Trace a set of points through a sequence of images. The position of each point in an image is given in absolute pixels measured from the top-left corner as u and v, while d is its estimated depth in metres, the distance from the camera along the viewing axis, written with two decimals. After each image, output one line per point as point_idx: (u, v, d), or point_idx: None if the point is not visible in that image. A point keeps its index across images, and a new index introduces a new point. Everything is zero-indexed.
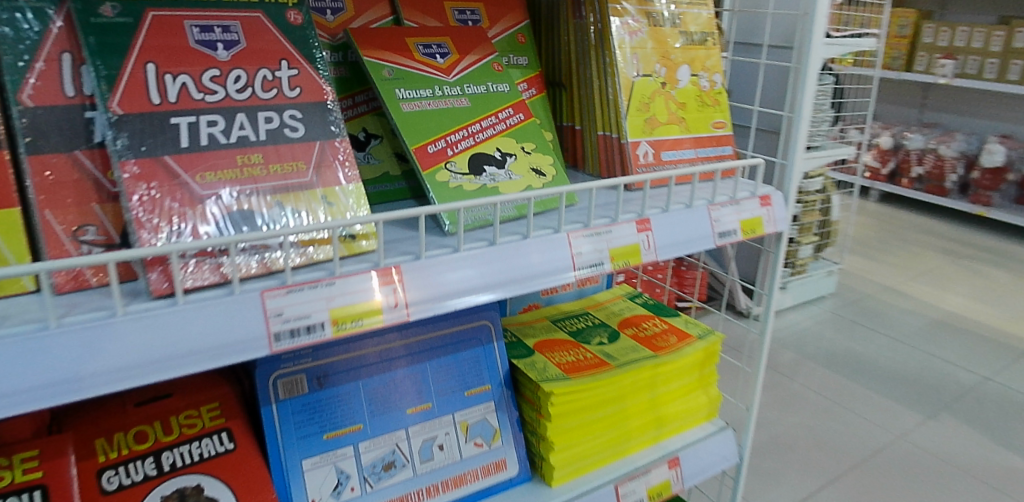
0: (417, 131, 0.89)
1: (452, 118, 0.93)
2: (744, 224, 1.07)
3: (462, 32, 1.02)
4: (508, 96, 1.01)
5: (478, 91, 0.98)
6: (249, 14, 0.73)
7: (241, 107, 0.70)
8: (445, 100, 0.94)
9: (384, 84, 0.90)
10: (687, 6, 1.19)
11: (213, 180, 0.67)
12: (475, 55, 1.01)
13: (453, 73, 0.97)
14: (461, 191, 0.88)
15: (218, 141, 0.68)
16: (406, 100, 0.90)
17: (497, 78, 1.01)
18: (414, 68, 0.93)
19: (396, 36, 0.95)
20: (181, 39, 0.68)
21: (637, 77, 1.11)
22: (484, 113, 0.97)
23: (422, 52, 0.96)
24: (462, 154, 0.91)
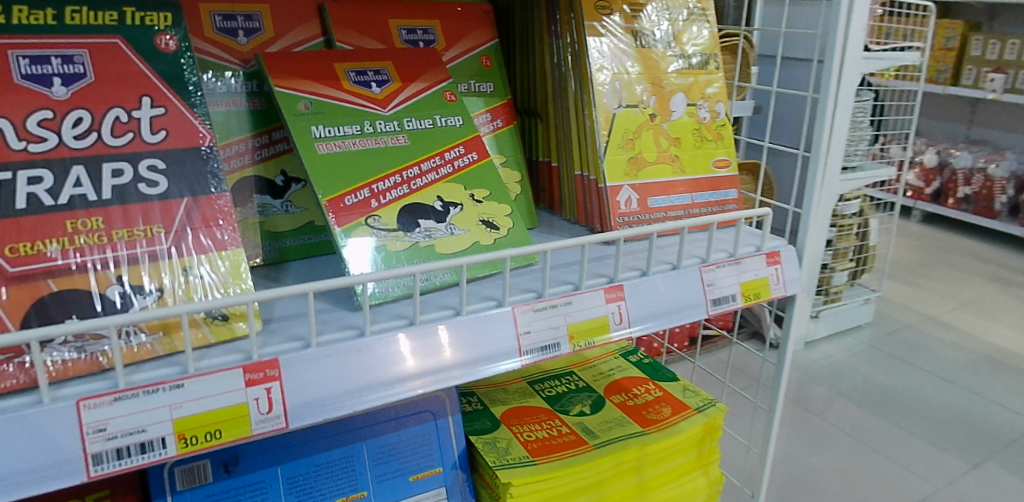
0: (334, 179, 0.73)
1: (382, 161, 0.77)
2: (745, 287, 0.92)
3: (410, 56, 0.86)
4: (461, 132, 0.85)
5: (421, 126, 0.82)
6: (103, 40, 0.58)
7: (80, 159, 0.55)
8: (375, 138, 0.78)
9: (296, 121, 0.74)
10: (683, 24, 1.02)
11: (28, 253, 0.52)
12: (423, 83, 0.85)
13: (391, 105, 0.82)
14: (385, 251, 0.72)
15: (41, 203, 0.53)
16: (323, 139, 0.75)
17: (448, 110, 0.85)
18: (338, 101, 0.78)
19: (321, 61, 0.79)
20: (0, 73, 0.54)
21: (619, 108, 0.94)
22: (426, 155, 0.81)
23: (354, 81, 0.80)
24: (390, 207, 0.76)
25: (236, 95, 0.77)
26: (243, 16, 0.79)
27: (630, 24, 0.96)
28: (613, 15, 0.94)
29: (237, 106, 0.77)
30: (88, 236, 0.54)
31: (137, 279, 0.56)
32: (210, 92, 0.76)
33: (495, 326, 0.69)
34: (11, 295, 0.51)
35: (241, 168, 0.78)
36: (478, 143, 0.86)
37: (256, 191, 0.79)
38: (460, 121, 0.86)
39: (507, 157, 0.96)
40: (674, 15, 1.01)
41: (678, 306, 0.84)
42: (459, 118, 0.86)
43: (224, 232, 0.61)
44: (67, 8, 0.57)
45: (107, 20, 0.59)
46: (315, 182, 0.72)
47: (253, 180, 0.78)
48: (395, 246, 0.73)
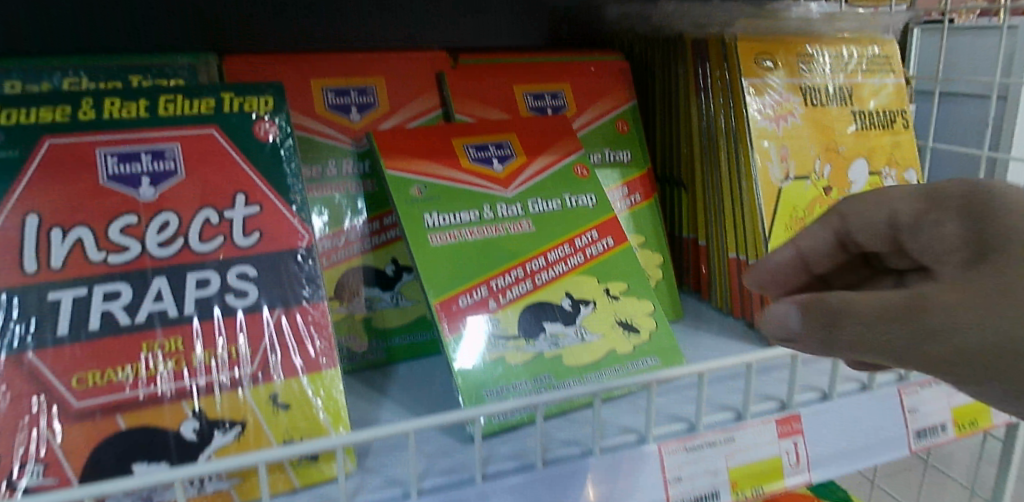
0: (447, 276, 0.62)
1: (503, 251, 0.65)
2: (959, 415, 0.71)
3: (536, 126, 0.76)
4: (595, 214, 0.72)
5: (547, 208, 0.70)
6: (197, 130, 0.53)
7: (163, 269, 0.48)
8: (496, 225, 0.67)
9: (406, 209, 0.64)
10: (862, 75, 0.84)
11: (96, 384, 0.45)
12: (549, 156, 0.74)
13: (514, 184, 0.70)
14: (504, 365, 0.60)
15: (118, 323, 0.46)
16: (434, 231, 0.64)
17: (579, 187, 0.73)
18: (455, 182, 0.68)
19: (437, 136, 0.70)
20: (87, 175, 0.49)
21: (786, 181, 0.77)
22: (553, 242, 0.68)
23: (473, 157, 0.70)
24: (512, 308, 0.63)
25: (347, 177, 0.70)
26: (356, 90, 0.72)
27: (796, 79, 0.79)
28: (777, 70, 0.78)
29: (347, 189, 0.70)
30: (164, 361, 0.47)
31: (216, 412, 0.47)
32: (321, 175, 0.69)
33: (641, 469, 0.54)
34: (73, 436, 0.43)
35: (349, 257, 0.69)
36: (616, 226, 0.72)
37: (364, 282, 0.70)
38: (596, 198, 0.73)
39: (646, 239, 0.81)
40: (849, 65, 0.83)
41: (874, 438, 0.65)
42: (598, 196, 0.73)
43: (318, 350, 0.51)
44: (162, 97, 0.53)
45: (204, 107, 0.53)
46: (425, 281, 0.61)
47: (362, 271, 0.70)
48: (515, 358, 0.60)
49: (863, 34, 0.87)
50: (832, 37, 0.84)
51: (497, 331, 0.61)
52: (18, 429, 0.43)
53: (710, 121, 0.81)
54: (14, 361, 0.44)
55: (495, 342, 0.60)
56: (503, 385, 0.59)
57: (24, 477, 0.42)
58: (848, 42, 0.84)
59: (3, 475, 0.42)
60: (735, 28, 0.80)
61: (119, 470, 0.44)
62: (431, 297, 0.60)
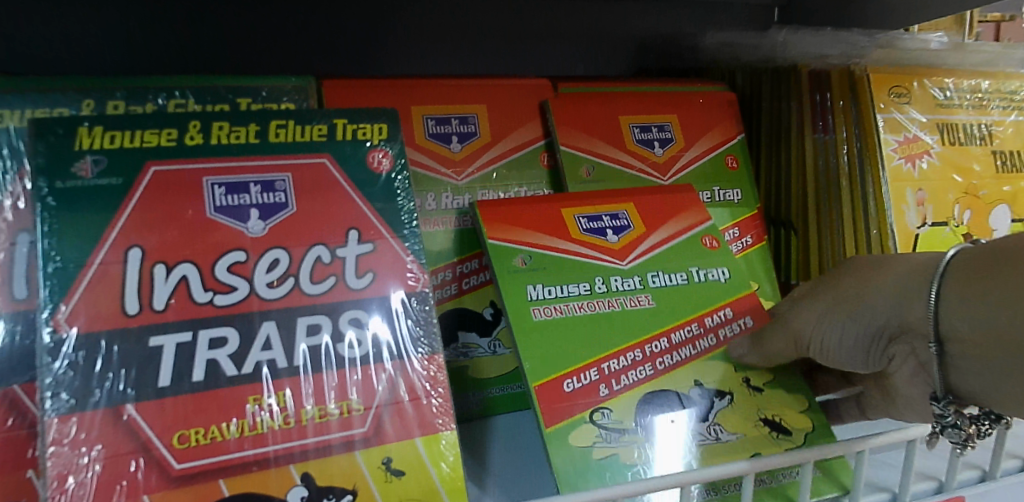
0: (552, 357, 0.53)
1: (618, 331, 0.56)
2: None
3: (657, 193, 0.66)
4: (728, 292, 0.62)
5: (670, 283, 0.60)
6: (310, 160, 0.48)
7: (271, 313, 0.43)
8: (610, 300, 0.57)
9: (506, 277, 0.55)
10: (1000, 113, 0.76)
11: (197, 444, 0.40)
12: (672, 227, 0.64)
13: (632, 254, 0.60)
14: (616, 466, 0.50)
15: (222, 373, 0.41)
16: (535, 306, 0.55)
17: (709, 261, 0.63)
18: (564, 252, 0.58)
19: (546, 205, 0.61)
20: (193, 206, 0.44)
21: (923, 227, 0.70)
22: (677, 322, 0.58)
23: (585, 226, 0.60)
24: (627, 396, 0.53)
25: (445, 212, 0.65)
26: (458, 118, 0.67)
27: (933, 115, 0.73)
28: (911, 105, 0.72)
29: (445, 225, 0.64)
30: (275, 418, 0.42)
31: (328, 478, 0.42)
32: (419, 209, 0.63)
33: None
34: None
35: (444, 300, 0.63)
36: (755, 306, 0.62)
37: (459, 327, 0.64)
38: (729, 274, 0.63)
39: (762, 286, 0.72)
40: (984, 100, 0.76)
41: None
42: (732, 273, 0.63)
43: (436, 408, 0.46)
44: (273, 122, 0.48)
45: (316, 135, 0.48)
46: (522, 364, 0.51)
47: (457, 314, 0.64)
48: (629, 458, 0.51)
49: (997, 67, 0.79)
50: (968, 69, 0.77)
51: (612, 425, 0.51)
52: (113, 495, 0.37)
53: (829, 161, 0.72)
54: (111, 416, 0.39)
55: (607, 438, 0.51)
56: (628, 496, 0.49)
57: None
58: (984, 76, 0.77)
59: None
60: (866, 59, 0.73)
61: None
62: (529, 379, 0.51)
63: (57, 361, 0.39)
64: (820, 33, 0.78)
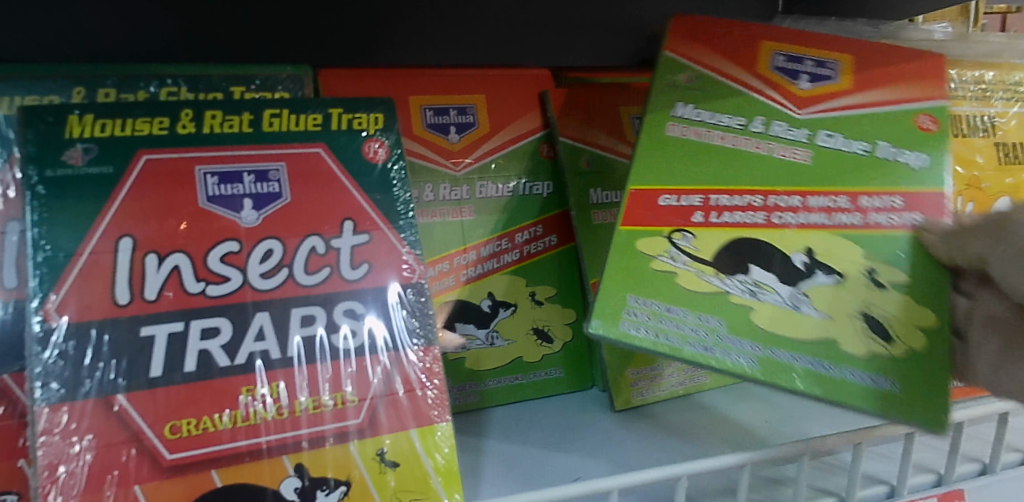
0: (659, 160, 0.52)
1: (744, 164, 0.52)
2: None
3: (880, 52, 0.56)
4: (915, 180, 0.52)
5: (828, 142, 0.53)
6: (304, 149, 0.47)
7: (265, 303, 0.43)
8: (763, 142, 0.53)
9: (663, 91, 0.54)
10: (1003, 105, 0.76)
11: (189, 434, 0.39)
12: (886, 95, 0.55)
13: (812, 107, 0.54)
14: (670, 283, 0.47)
15: (214, 364, 0.41)
16: (676, 124, 0.53)
17: (904, 140, 0.53)
18: (737, 86, 0.54)
19: (738, 38, 0.56)
20: (186, 195, 0.43)
21: None
22: (816, 187, 0.51)
23: (778, 66, 0.55)
24: (715, 230, 0.49)
25: (444, 203, 0.64)
26: (457, 108, 0.66)
27: None
28: None
29: (444, 216, 0.64)
30: (268, 409, 0.41)
31: (321, 469, 0.41)
32: (417, 200, 0.63)
33: None
34: (166, 494, 0.38)
35: (443, 290, 0.63)
36: (935, 203, 0.51)
37: (458, 318, 0.63)
38: (927, 159, 0.53)
39: None
40: (988, 91, 0.75)
41: None
42: (934, 157, 0.53)
43: (431, 400, 0.45)
44: (266, 111, 0.47)
45: (311, 124, 0.48)
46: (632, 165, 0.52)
47: (456, 307, 0.63)
48: (688, 284, 0.48)
49: (1003, 58, 0.78)
50: (971, 60, 0.76)
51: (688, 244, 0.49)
52: (105, 485, 0.37)
53: None
54: (102, 406, 0.38)
55: (678, 254, 0.48)
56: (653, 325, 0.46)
57: None
58: (988, 67, 0.76)
59: None
60: None
61: None
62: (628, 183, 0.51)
63: (47, 351, 0.38)
64: (824, 23, 0.79)
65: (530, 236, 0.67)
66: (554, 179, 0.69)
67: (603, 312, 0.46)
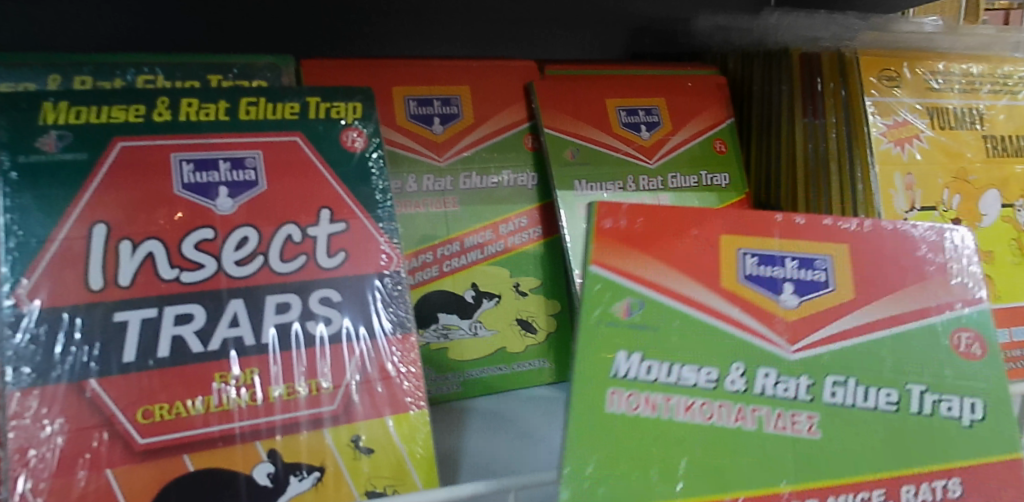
0: (606, 465, 0.35)
1: (722, 455, 0.36)
2: None
3: (873, 263, 0.40)
4: (974, 442, 0.37)
5: (833, 405, 0.37)
6: (282, 137, 0.47)
7: (239, 290, 0.43)
8: (740, 410, 0.37)
9: (601, 290, 0.38)
10: (991, 97, 0.75)
11: (160, 419, 0.40)
12: (892, 306, 0.39)
13: (806, 337, 0.38)
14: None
15: (188, 349, 0.41)
16: (614, 388, 0.37)
17: (946, 379, 0.38)
18: (684, 301, 0.38)
19: (694, 232, 0.40)
20: (161, 182, 0.44)
21: (913, 212, 0.69)
22: (832, 481, 0.36)
23: (750, 278, 0.39)
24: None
25: (428, 194, 0.64)
26: (440, 99, 0.66)
27: (922, 99, 0.72)
28: (901, 90, 0.71)
29: (428, 207, 0.64)
30: (241, 395, 0.42)
31: (294, 454, 0.42)
32: (400, 191, 0.63)
33: None
34: (136, 477, 0.39)
35: (425, 282, 0.63)
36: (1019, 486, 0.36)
37: (439, 308, 0.63)
38: (985, 406, 0.37)
39: None
40: (976, 84, 0.75)
41: None
42: (995, 404, 0.37)
43: (407, 388, 0.45)
44: (242, 99, 0.47)
45: (288, 113, 0.48)
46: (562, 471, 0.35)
47: (439, 296, 0.63)
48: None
49: (991, 52, 0.78)
50: (958, 53, 0.76)
51: None
52: (75, 468, 0.38)
53: (819, 146, 0.71)
54: (74, 390, 0.39)
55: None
56: None
57: None
58: (976, 60, 0.76)
59: None
60: (855, 42, 0.74)
61: None
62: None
63: (18, 334, 0.39)
64: (813, 15, 0.79)
65: (514, 228, 0.67)
66: (539, 169, 0.69)
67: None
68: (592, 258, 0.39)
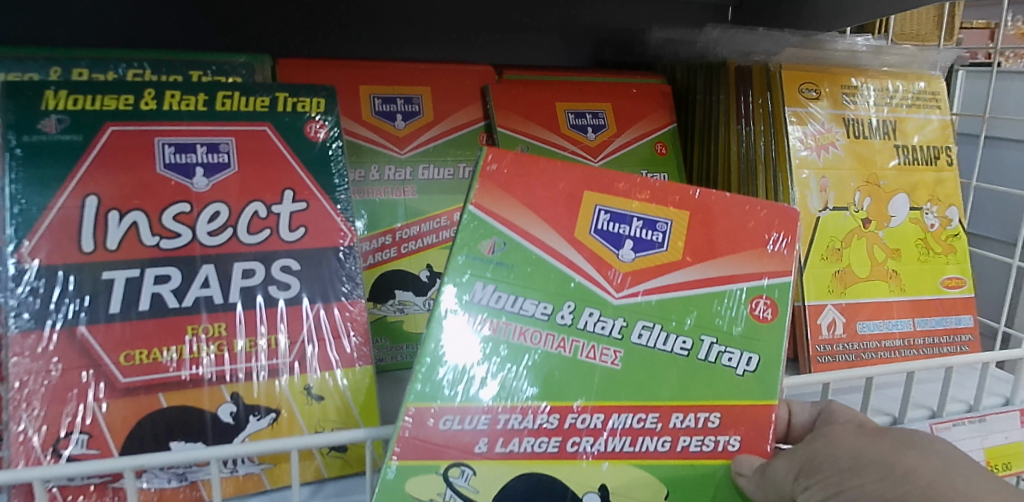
0: (446, 377, 0.43)
1: (540, 380, 0.44)
2: (991, 455, 0.69)
3: (700, 223, 0.46)
4: (738, 388, 0.45)
5: (642, 340, 0.44)
6: (252, 128, 0.54)
7: (212, 256, 0.50)
8: (568, 339, 0.44)
9: (473, 227, 0.44)
10: (907, 110, 0.84)
11: (140, 362, 0.47)
12: (710, 269, 0.46)
13: (631, 287, 0.45)
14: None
15: (165, 305, 0.48)
16: (465, 311, 0.44)
17: (733, 336, 0.45)
18: (541, 248, 0.44)
19: (560, 187, 0.45)
20: (145, 163, 0.50)
21: (824, 211, 0.77)
22: (622, 402, 0.44)
23: (597, 230, 0.45)
24: (496, 464, 0.42)
25: (389, 182, 0.71)
26: (403, 98, 0.74)
27: (840, 110, 0.80)
28: (821, 100, 0.79)
29: (388, 194, 0.71)
30: (208, 345, 0.49)
31: (253, 398, 0.49)
32: (364, 179, 0.70)
33: None
34: (117, 410, 0.46)
35: (381, 261, 0.70)
36: (757, 422, 0.45)
37: (397, 286, 0.70)
38: (758, 360, 0.45)
39: None
40: (894, 98, 0.83)
41: None
42: (768, 364, 0.45)
43: (353, 345, 0.53)
44: (220, 92, 0.54)
45: (259, 106, 0.55)
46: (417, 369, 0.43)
47: (397, 275, 0.70)
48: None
49: (910, 69, 0.86)
50: (879, 70, 0.84)
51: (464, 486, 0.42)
52: (66, 400, 0.45)
53: (749, 148, 0.80)
54: (67, 335, 0.46)
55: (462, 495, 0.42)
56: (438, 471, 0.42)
57: (69, 446, 0.44)
58: (894, 77, 0.84)
59: (52, 441, 0.44)
60: (781, 57, 0.81)
61: (159, 445, 0.46)
62: (409, 398, 0.42)
63: (20, 286, 0.46)
64: (754, 30, 0.85)
65: None
66: None
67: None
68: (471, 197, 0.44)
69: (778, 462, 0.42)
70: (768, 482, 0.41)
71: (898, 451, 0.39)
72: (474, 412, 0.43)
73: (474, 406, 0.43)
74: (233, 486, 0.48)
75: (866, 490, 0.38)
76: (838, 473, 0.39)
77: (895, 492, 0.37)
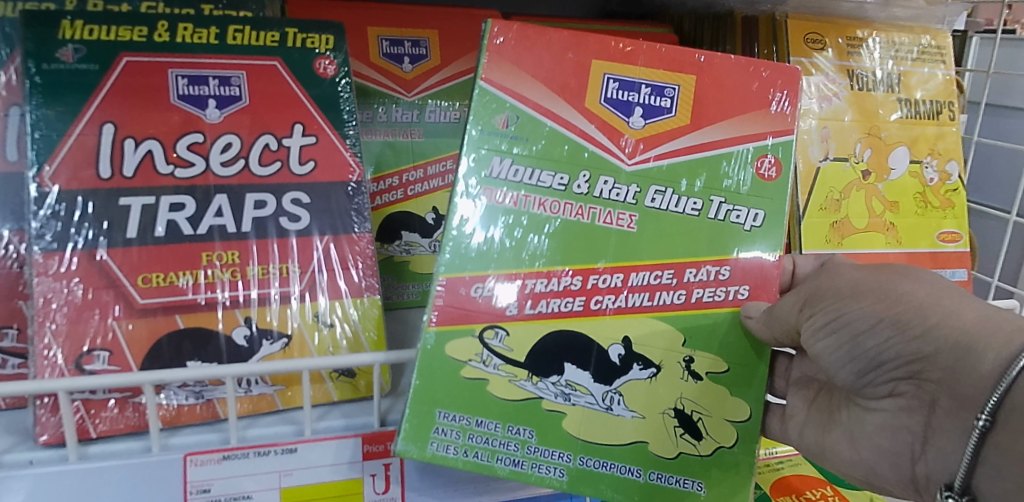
0: (477, 246, 0.47)
1: (559, 244, 0.47)
2: None
3: (710, 87, 0.49)
4: (746, 243, 0.49)
5: (656, 202, 0.48)
6: (262, 62, 0.54)
7: (224, 187, 0.51)
8: (584, 206, 0.47)
9: (485, 101, 0.47)
10: (912, 63, 0.84)
11: (156, 285, 0.49)
12: (719, 132, 0.49)
13: (643, 153, 0.48)
14: (482, 392, 0.46)
15: (181, 232, 0.50)
16: (485, 187, 0.47)
17: (740, 195, 0.49)
18: (554, 120, 0.47)
19: (569, 57, 0.47)
20: (159, 92, 0.51)
21: (825, 161, 0.78)
22: (639, 261, 0.48)
23: (610, 96, 0.48)
24: (526, 324, 0.47)
25: (397, 124, 0.72)
26: (410, 41, 0.74)
27: (845, 61, 0.80)
28: (826, 51, 0.79)
29: (393, 136, 0.72)
30: (222, 270, 0.51)
31: (266, 323, 0.51)
32: (371, 121, 0.71)
33: None
34: (137, 329, 0.48)
35: (388, 203, 0.71)
36: (762, 275, 0.49)
37: (403, 227, 0.71)
38: (764, 215, 0.49)
39: None
40: (899, 51, 0.83)
41: None
42: (771, 219, 0.49)
43: (361, 278, 0.54)
44: (230, 27, 0.54)
45: (270, 40, 0.55)
46: (443, 241, 0.47)
47: (403, 217, 0.72)
48: (501, 391, 0.46)
49: (917, 23, 0.86)
50: (886, 23, 0.84)
51: (502, 346, 0.46)
52: (89, 318, 0.47)
53: None
54: (87, 257, 0.48)
55: (496, 356, 0.46)
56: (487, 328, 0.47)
57: (93, 361, 0.47)
58: (900, 30, 0.84)
59: (75, 357, 0.46)
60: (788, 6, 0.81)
61: (178, 363, 0.48)
62: (439, 269, 0.46)
63: (42, 209, 0.47)
64: None
65: None
66: None
67: (410, 429, 0.45)
68: (483, 74, 0.47)
69: (784, 301, 0.47)
70: (775, 320, 0.47)
71: (895, 280, 0.46)
72: (501, 279, 0.47)
73: (501, 274, 0.47)
74: (249, 405, 0.50)
75: (864, 310, 0.45)
76: (838, 300, 0.46)
77: (889, 310, 0.44)
